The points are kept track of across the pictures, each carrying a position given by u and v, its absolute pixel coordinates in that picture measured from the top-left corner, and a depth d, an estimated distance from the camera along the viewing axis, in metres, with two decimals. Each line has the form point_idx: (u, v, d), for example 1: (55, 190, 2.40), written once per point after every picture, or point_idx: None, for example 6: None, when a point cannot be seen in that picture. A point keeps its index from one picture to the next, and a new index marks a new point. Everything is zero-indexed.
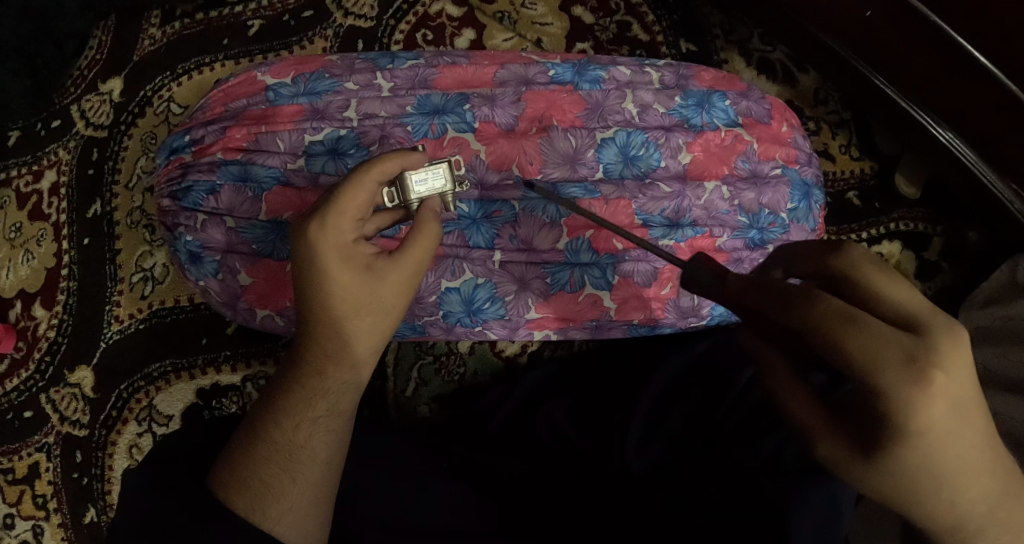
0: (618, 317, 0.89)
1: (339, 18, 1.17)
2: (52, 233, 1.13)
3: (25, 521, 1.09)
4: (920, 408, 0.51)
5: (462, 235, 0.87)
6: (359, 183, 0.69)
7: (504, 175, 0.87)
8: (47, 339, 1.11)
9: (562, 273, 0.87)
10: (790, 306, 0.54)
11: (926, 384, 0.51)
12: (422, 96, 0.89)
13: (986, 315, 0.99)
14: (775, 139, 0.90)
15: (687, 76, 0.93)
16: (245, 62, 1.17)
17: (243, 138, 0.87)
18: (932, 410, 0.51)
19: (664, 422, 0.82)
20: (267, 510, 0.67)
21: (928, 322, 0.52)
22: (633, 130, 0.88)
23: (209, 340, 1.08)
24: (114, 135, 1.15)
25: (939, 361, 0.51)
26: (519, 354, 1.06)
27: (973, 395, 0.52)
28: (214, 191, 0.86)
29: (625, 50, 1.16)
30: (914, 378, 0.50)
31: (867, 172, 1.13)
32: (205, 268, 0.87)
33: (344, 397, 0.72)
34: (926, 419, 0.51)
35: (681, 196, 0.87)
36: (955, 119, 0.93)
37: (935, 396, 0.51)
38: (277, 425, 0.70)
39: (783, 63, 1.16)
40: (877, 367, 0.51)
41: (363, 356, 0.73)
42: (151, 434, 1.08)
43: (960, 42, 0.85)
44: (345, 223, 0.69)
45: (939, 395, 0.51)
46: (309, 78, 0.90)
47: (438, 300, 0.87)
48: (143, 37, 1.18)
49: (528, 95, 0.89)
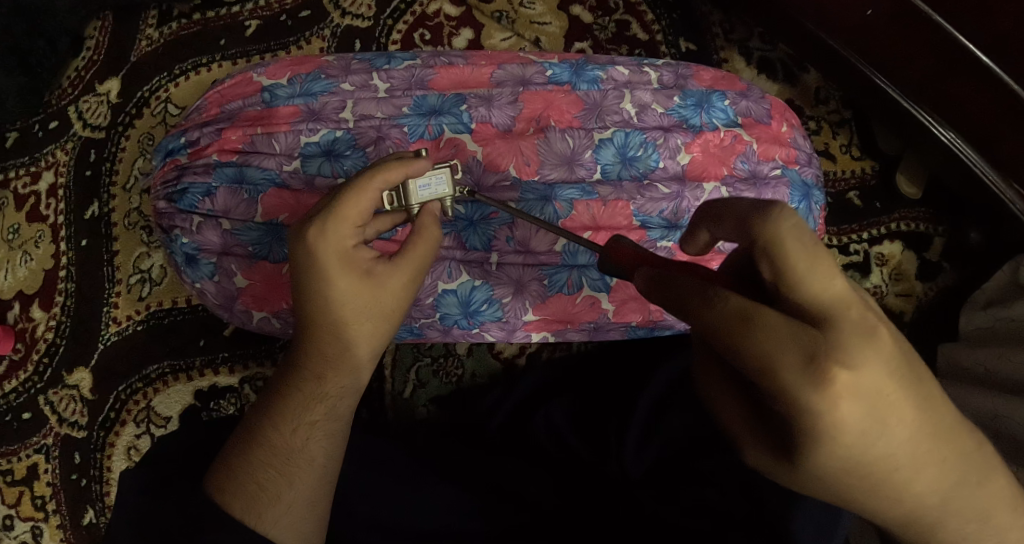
0: (615, 319, 0.88)
1: (337, 18, 1.16)
2: (50, 234, 1.13)
3: (24, 522, 1.09)
4: (826, 407, 0.49)
5: (459, 237, 0.87)
6: (361, 190, 0.68)
7: (501, 176, 0.86)
8: (45, 341, 1.11)
9: (560, 275, 0.87)
10: (704, 312, 0.52)
11: (827, 384, 0.48)
12: (419, 97, 0.88)
13: (988, 316, 0.98)
14: (775, 139, 0.90)
15: (686, 75, 0.92)
16: (243, 62, 1.16)
17: (238, 140, 0.87)
18: (840, 410, 0.49)
19: (663, 426, 0.82)
20: (264, 513, 0.66)
21: (830, 315, 0.49)
22: (630, 130, 0.87)
23: (207, 342, 1.08)
24: (111, 135, 1.14)
25: (845, 358, 0.48)
26: (517, 356, 1.05)
27: (891, 389, 0.49)
28: (210, 192, 0.86)
29: (624, 50, 1.16)
30: (820, 384, 0.48)
31: (868, 171, 1.12)
32: (201, 270, 0.87)
33: (343, 401, 0.72)
34: (838, 421, 0.49)
35: (680, 197, 0.86)
36: (955, 118, 0.92)
37: (839, 395, 0.48)
38: (275, 428, 0.70)
39: (783, 62, 1.15)
40: (775, 369, 0.49)
41: (363, 360, 0.72)
42: (149, 436, 1.08)
43: (961, 41, 0.85)
44: (346, 230, 0.69)
45: (844, 395, 0.48)
46: (305, 79, 0.90)
47: (435, 302, 0.87)
48: (140, 38, 1.17)
49: (525, 95, 0.88)
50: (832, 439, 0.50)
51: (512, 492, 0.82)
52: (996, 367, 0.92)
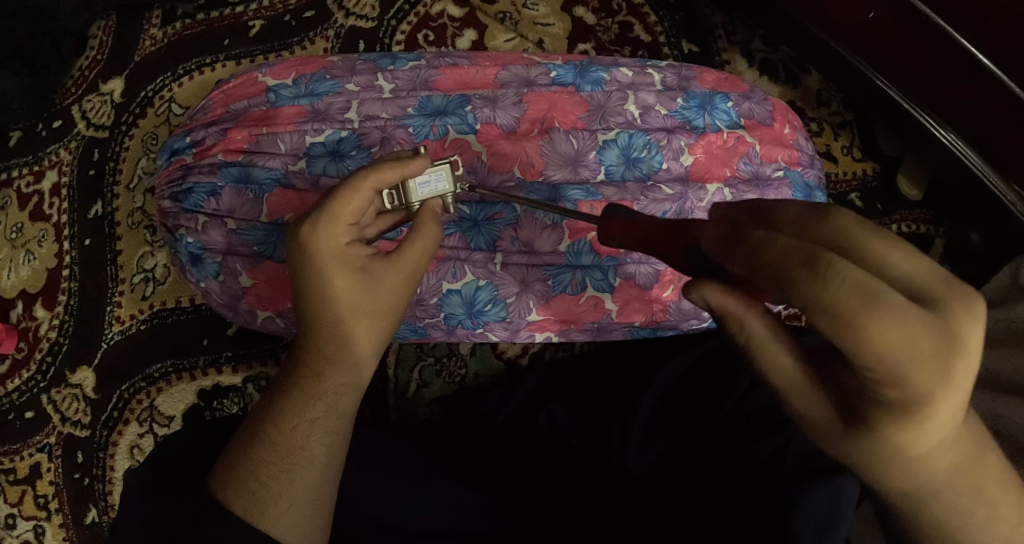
0: (619, 320, 0.88)
1: (340, 18, 1.17)
2: (53, 234, 1.13)
3: (26, 521, 1.09)
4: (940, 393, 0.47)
5: (463, 237, 0.87)
6: (354, 189, 0.68)
7: (505, 177, 0.86)
8: (48, 340, 1.11)
9: (563, 275, 0.87)
10: (803, 285, 0.46)
11: (945, 372, 0.46)
12: (424, 97, 0.89)
13: (989, 317, 0.99)
14: (777, 141, 0.90)
15: (689, 77, 0.92)
16: (246, 62, 1.17)
17: (243, 140, 0.87)
18: (934, 387, 0.47)
19: (664, 425, 0.83)
20: (265, 510, 0.67)
21: (943, 295, 0.47)
22: (634, 132, 0.87)
23: (210, 341, 1.08)
24: (115, 135, 1.15)
25: (958, 338, 0.46)
26: (520, 356, 1.06)
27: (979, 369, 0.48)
28: (215, 192, 0.86)
29: (627, 51, 1.16)
30: (941, 371, 0.46)
31: (869, 173, 1.12)
32: (205, 269, 0.87)
33: (343, 399, 0.72)
34: (930, 394, 0.47)
35: (683, 197, 0.86)
36: (956, 119, 0.93)
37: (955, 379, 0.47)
38: (276, 426, 0.70)
39: (785, 64, 1.15)
40: (901, 357, 0.45)
41: (362, 356, 0.72)
42: (152, 435, 1.08)
43: (962, 43, 0.85)
44: (339, 227, 0.69)
45: (954, 368, 0.47)
46: (310, 79, 0.90)
47: (440, 301, 0.87)
48: (144, 37, 1.18)
49: (530, 96, 0.89)
50: (915, 412, 0.49)
51: (515, 491, 0.82)
52: (997, 368, 0.93)
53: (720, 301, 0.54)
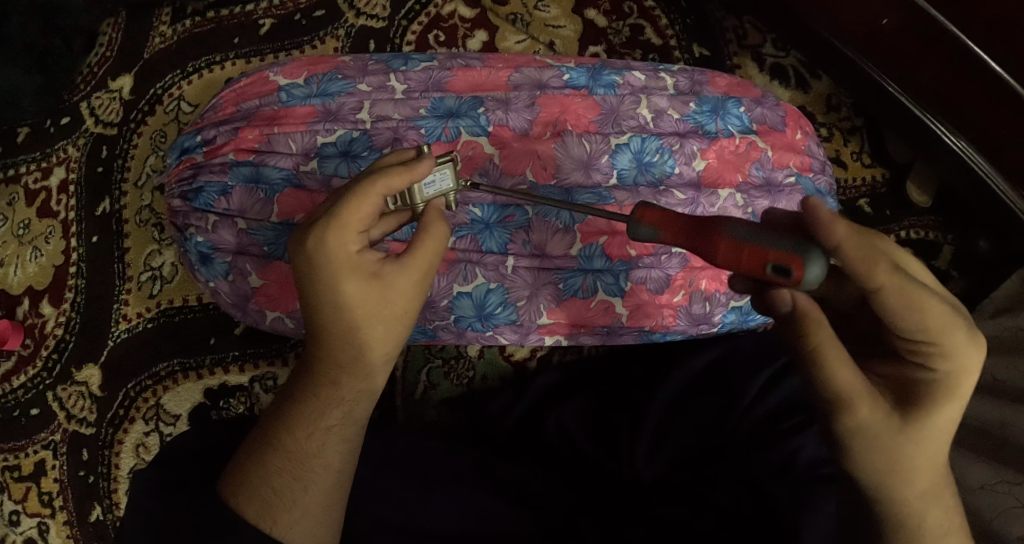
0: (629, 324, 0.88)
1: (351, 18, 1.16)
2: (60, 230, 1.13)
3: (30, 518, 1.08)
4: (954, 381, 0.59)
5: (475, 240, 0.86)
6: (363, 196, 0.66)
7: (517, 180, 0.86)
8: (55, 337, 1.11)
9: (575, 279, 0.87)
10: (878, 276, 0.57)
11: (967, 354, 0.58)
12: (436, 99, 0.88)
13: (997, 324, 0.99)
14: (789, 147, 0.90)
15: (702, 82, 0.93)
16: (257, 61, 1.16)
17: (255, 139, 0.87)
18: (970, 358, 0.59)
19: (676, 432, 0.83)
20: (278, 518, 0.66)
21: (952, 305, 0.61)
22: (647, 136, 0.87)
23: (217, 340, 1.08)
24: (123, 133, 1.14)
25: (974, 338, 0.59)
26: (529, 359, 1.05)
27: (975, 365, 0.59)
28: (226, 191, 0.86)
29: (638, 54, 1.16)
30: (970, 353, 0.58)
31: (878, 179, 1.12)
32: (216, 269, 0.87)
33: (358, 406, 0.70)
34: (970, 365, 0.59)
35: (695, 203, 0.86)
36: (968, 125, 0.92)
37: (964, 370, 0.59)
38: (292, 434, 0.69)
39: (796, 69, 1.15)
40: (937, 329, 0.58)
41: (377, 363, 0.70)
42: (158, 433, 1.07)
43: (976, 53, 0.85)
44: (350, 236, 0.67)
45: (980, 350, 0.59)
46: (322, 79, 0.90)
47: (450, 304, 0.87)
48: (154, 35, 1.18)
49: (542, 99, 0.88)
50: (952, 393, 0.59)
51: (524, 494, 0.82)
52: (1004, 376, 0.93)
53: (807, 304, 0.59)
